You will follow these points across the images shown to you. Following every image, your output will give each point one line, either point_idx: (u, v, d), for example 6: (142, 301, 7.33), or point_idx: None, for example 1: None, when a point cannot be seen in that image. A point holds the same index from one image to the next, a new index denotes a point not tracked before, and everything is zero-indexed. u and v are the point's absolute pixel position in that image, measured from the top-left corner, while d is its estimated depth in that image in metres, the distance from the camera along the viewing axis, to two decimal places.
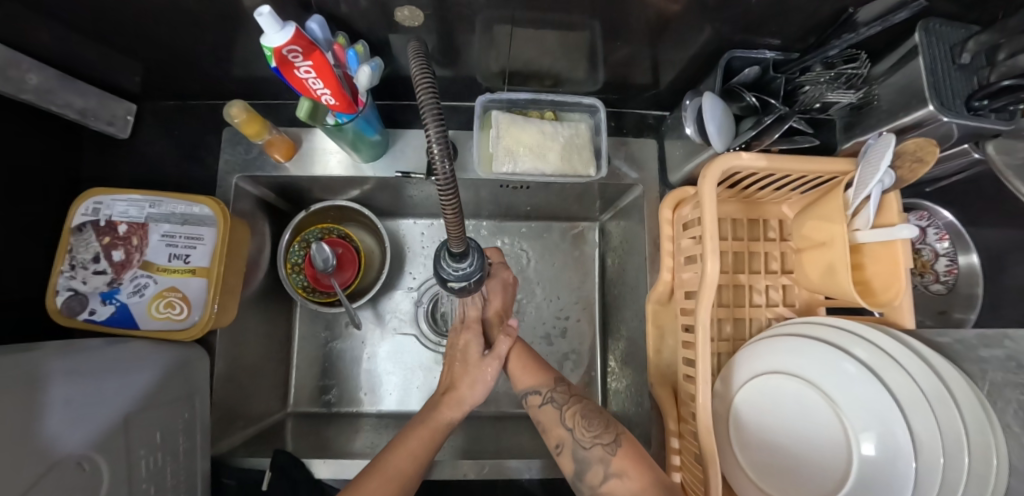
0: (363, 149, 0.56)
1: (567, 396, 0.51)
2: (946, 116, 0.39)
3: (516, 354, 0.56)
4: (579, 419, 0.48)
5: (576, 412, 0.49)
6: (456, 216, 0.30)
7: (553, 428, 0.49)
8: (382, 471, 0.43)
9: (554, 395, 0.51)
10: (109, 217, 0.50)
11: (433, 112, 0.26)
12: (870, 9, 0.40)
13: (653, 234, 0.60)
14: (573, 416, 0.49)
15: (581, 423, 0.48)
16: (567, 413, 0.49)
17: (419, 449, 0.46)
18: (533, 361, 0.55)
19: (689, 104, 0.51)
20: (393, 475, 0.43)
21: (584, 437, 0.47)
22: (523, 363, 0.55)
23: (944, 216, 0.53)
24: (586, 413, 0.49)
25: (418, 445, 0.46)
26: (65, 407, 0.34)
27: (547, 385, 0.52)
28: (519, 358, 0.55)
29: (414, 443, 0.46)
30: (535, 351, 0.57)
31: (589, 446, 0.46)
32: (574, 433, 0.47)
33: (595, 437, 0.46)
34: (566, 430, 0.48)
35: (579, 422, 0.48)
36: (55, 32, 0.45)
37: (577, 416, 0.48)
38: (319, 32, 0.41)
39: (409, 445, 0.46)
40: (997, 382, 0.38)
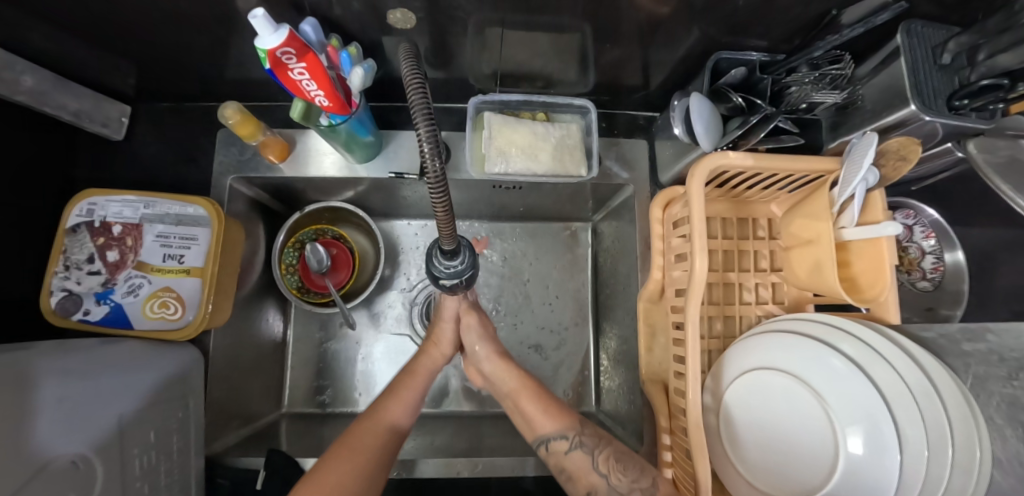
0: (356, 150, 0.57)
1: (596, 438, 0.47)
2: (928, 115, 0.39)
3: (501, 366, 0.54)
4: (613, 463, 0.44)
5: (609, 455, 0.45)
6: (446, 214, 0.30)
7: (583, 475, 0.44)
8: (377, 415, 0.48)
9: (582, 439, 0.46)
10: (103, 217, 0.51)
11: (422, 111, 0.25)
12: (853, 11, 0.41)
13: (644, 233, 0.61)
14: (607, 460, 0.44)
15: (617, 468, 0.44)
16: (599, 457, 0.45)
17: (410, 398, 0.51)
18: (549, 402, 0.50)
19: (676, 105, 0.52)
20: (387, 420, 0.48)
21: (620, 483, 0.43)
22: (542, 404, 0.50)
23: (929, 214, 0.54)
24: (620, 456, 0.45)
25: (409, 394, 0.52)
26: (59, 406, 0.35)
27: (573, 428, 0.47)
28: (529, 400, 0.51)
29: (374, 432, 0.46)
30: (548, 389, 0.53)
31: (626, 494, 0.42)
32: (609, 480, 0.43)
33: (633, 482, 0.43)
34: (600, 476, 0.44)
35: (614, 468, 0.44)
36: (50, 34, 0.45)
37: (611, 460, 0.44)
38: (312, 35, 0.41)
39: (363, 442, 0.45)
40: (980, 375, 0.39)
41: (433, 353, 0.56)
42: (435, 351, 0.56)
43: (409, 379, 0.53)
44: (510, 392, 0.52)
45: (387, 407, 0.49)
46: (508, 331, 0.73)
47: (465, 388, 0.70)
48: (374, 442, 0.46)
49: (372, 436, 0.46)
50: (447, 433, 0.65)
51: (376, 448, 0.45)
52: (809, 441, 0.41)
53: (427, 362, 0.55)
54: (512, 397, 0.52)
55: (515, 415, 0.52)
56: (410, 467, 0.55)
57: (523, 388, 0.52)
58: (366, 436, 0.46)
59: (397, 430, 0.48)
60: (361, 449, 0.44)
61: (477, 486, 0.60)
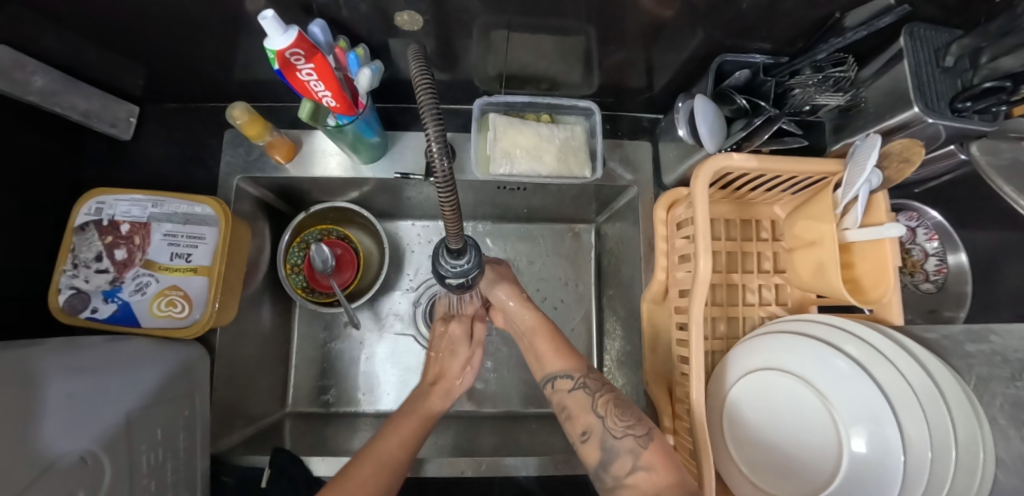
0: (363, 151, 0.57)
1: (601, 384, 0.47)
2: (931, 118, 0.40)
3: (520, 307, 0.54)
4: (611, 407, 0.44)
5: (609, 400, 0.45)
6: (454, 214, 0.30)
7: (581, 415, 0.45)
8: (375, 456, 0.42)
9: (585, 381, 0.47)
10: (112, 217, 0.51)
11: (433, 113, 0.25)
12: (855, 14, 0.42)
13: (647, 235, 0.61)
14: (606, 403, 0.44)
15: (615, 412, 0.43)
16: (599, 400, 0.45)
17: (409, 436, 0.46)
18: (561, 345, 0.51)
19: (681, 107, 0.53)
20: (386, 460, 0.42)
21: (615, 426, 0.42)
22: (556, 346, 0.51)
23: (933, 216, 0.54)
24: (620, 402, 0.44)
25: (408, 433, 0.46)
26: (66, 402, 0.35)
27: (580, 370, 0.48)
28: (545, 340, 0.52)
29: (367, 476, 0.40)
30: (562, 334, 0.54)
31: (620, 436, 0.41)
32: (605, 422, 0.43)
33: (627, 427, 0.42)
34: (596, 417, 0.44)
35: (610, 410, 0.43)
36: (60, 35, 0.46)
37: (610, 403, 0.44)
38: (320, 36, 0.42)
39: (359, 485, 0.39)
40: (983, 377, 0.39)
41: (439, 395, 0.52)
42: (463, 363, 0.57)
43: (412, 420, 0.48)
44: (527, 329, 0.54)
45: (388, 445, 0.44)
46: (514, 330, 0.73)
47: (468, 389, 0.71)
48: (372, 486, 0.40)
49: (372, 480, 0.40)
50: (449, 433, 0.65)
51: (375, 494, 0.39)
52: (813, 442, 0.41)
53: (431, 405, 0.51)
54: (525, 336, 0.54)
55: (527, 353, 0.54)
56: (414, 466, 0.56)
57: (542, 328, 0.53)
58: (363, 479, 0.40)
59: (399, 468, 0.43)
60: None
61: (479, 485, 0.61)
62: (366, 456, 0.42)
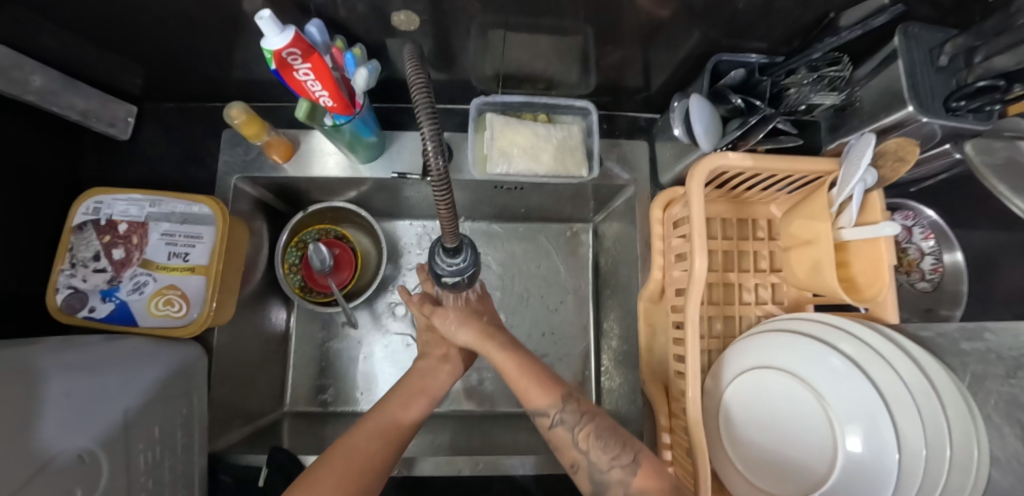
0: (360, 150, 0.57)
1: (579, 415, 0.44)
2: (925, 117, 0.40)
3: (480, 342, 0.52)
4: (593, 440, 0.42)
5: (590, 432, 0.43)
6: (449, 213, 0.30)
7: (566, 450, 0.43)
8: (379, 420, 0.45)
9: (563, 416, 0.44)
10: (109, 216, 0.51)
11: (428, 112, 0.25)
12: (849, 14, 0.42)
13: (644, 234, 0.61)
14: (587, 436, 0.42)
15: (597, 444, 0.42)
16: (580, 434, 0.43)
17: (417, 409, 0.49)
18: (536, 374, 0.47)
19: (676, 106, 0.52)
20: (388, 427, 0.45)
21: (600, 459, 0.41)
22: (528, 378, 0.47)
23: (928, 215, 0.54)
24: (601, 432, 0.42)
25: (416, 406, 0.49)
26: (65, 401, 0.35)
27: (555, 404, 0.45)
28: (518, 372, 0.48)
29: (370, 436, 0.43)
30: (532, 357, 0.50)
31: (606, 470, 0.40)
32: (590, 456, 0.41)
33: (613, 459, 0.40)
34: (580, 452, 0.42)
35: (594, 444, 0.42)
36: (59, 35, 0.46)
37: (591, 436, 0.42)
38: (317, 36, 0.42)
39: (361, 449, 0.41)
40: (978, 374, 0.40)
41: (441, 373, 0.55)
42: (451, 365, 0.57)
43: (414, 398, 0.50)
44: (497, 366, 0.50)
45: (391, 413, 0.47)
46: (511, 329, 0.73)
47: (466, 388, 0.71)
48: (374, 452, 0.42)
49: (372, 442, 0.42)
50: (446, 433, 0.65)
51: (375, 459, 0.41)
52: (809, 440, 0.41)
53: (432, 383, 0.53)
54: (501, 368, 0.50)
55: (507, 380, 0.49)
56: (409, 464, 0.56)
57: (509, 359, 0.49)
58: (366, 444, 0.42)
59: (400, 436, 0.45)
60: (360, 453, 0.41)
61: (477, 484, 0.61)
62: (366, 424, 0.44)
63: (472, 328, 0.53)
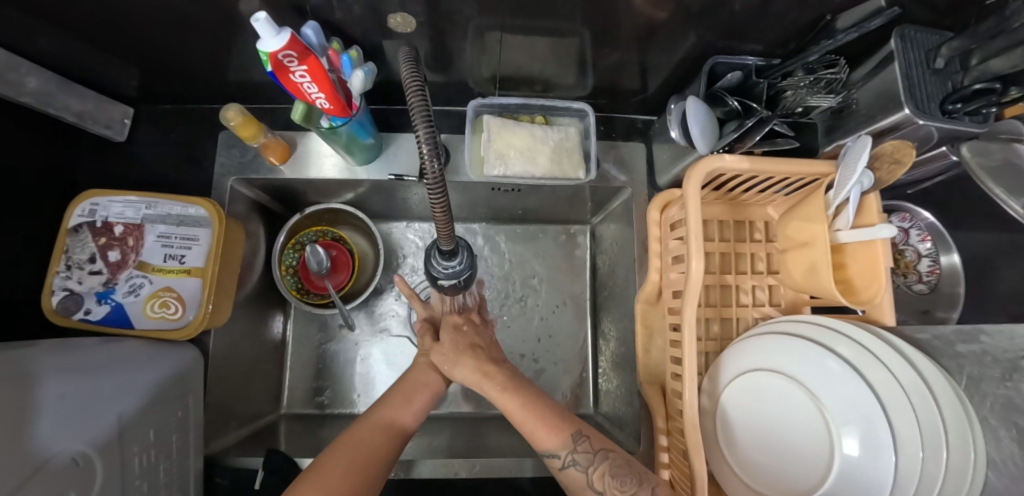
0: (356, 152, 0.57)
1: (591, 454, 0.42)
2: (921, 119, 0.40)
3: (479, 377, 0.51)
4: (610, 481, 0.40)
5: (605, 472, 0.41)
6: (445, 216, 0.30)
7: (579, 491, 0.41)
8: (382, 417, 0.45)
9: (575, 457, 0.42)
10: (105, 218, 0.51)
11: (422, 115, 0.25)
12: (846, 17, 0.42)
13: (641, 235, 0.61)
14: (603, 477, 0.40)
15: (614, 484, 0.40)
16: (594, 475, 0.41)
17: (420, 405, 0.49)
18: (543, 412, 0.45)
19: (673, 108, 0.53)
20: (392, 423, 0.45)
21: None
22: (535, 416, 0.45)
23: (925, 217, 0.53)
24: (616, 472, 0.40)
25: (420, 403, 0.50)
26: (61, 403, 0.35)
27: (566, 446, 0.42)
28: (521, 409, 0.46)
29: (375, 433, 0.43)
30: (537, 391, 0.48)
31: None
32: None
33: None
34: (596, 495, 0.40)
35: (610, 485, 0.40)
36: (55, 37, 0.46)
37: (607, 476, 0.40)
38: (314, 38, 0.42)
39: (366, 442, 0.42)
40: (974, 376, 0.39)
41: (436, 371, 0.55)
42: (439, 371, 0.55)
43: (415, 392, 0.50)
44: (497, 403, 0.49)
45: (393, 410, 0.46)
46: (504, 335, 0.73)
47: (464, 389, 0.71)
48: (379, 445, 0.42)
49: (377, 438, 0.43)
50: (443, 435, 0.65)
51: (380, 452, 0.42)
52: (806, 442, 0.40)
53: (430, 378, 0.53)
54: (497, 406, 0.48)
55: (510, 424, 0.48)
56: (407, 466, 0.56)
57: (511, 393, 0.47)
58: (371, 438, 0.42)
59: (404, 432, 0.45)
60: (370, 449, 0.41)
61: (474, 485, 0.61)
62: (371, 419, 0.45)
63: (471, 365, 0.52)
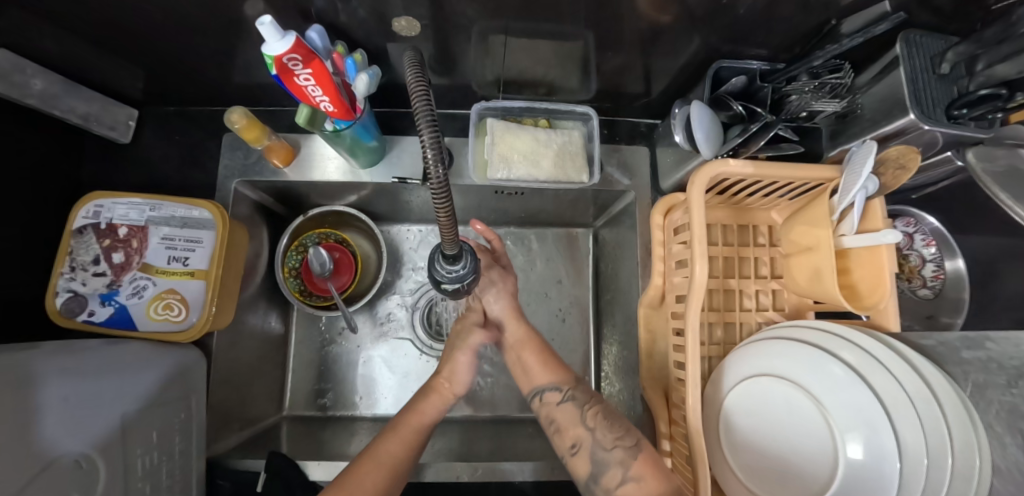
0: (361, 155, 0.57)
1: (588, 396, 0.48)
2: (926, 125, 0.40)
3: (513, 321, 0.55)
4: (600, 419, 0.45)
5: (598, 412, 0.46)
6: (449, 219, 0.30)
7: (569, 427, 0.45)
8: (375, 457, 0.44)
9: (573, 393, 0.48)
10: (109, 220, 0.51)
11: (427, 119, 0.25)
12: (852, 21, 0.42)
13: (644, 239, 0.61)
14: (595, 415, 0.45)
15: (603, 423, 0.44)
16: (588, 413, 0.45)
17: (410, 435, 0.47)
18: (548, 357, 0.52)
19: (677, 113, 0.52)
20: (386, 461, 0.44)
21: (604, 438, 0.43)
22: (544, 359, 0.52)
23: (929, 222, 0.54)
24: (607, 414, 0.45)
25: (410, 431, 0.48)
26: (64, 405, 0.35)
27: (567, 383, 0.49)
28: (531, 353, 0.53)
29: (369, 476, 0.42)
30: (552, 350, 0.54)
31: (609, 448, 0.42)
32: (595, 433, 0.44)
33: (616, 439, 0.43)
34: (585, 429, 0.44)
35: (600, 423, 0.44)
36: (60, 39, 0.46)
37: (598, 416, 0.45)
38: (318, 41, 0.42)
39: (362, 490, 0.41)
40: (979, 383, 0.39)
41: (443, 394, 0.52)
42: (445, 392, 0.53)
43: (413, 419, 0.49)
44: (516, 342, 0.54)
45: (387, 447, 0.45)
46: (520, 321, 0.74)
47: (466, 392, 0.70)
48: (376, 489, 0.42)
49: (373, 481, 0.42)
50: (447, 437, 0.65)
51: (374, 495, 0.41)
52: (810, 449, 0.40)
53: (434, 403, 0.51)
54: (515, 348, 0.54)
55: (514, 366, 0.54)
56: (417, 470, 0.55)
57: (528, 341, 0.54)
58: (365, 482, 0.42)
59: (399, 468, 0.44)
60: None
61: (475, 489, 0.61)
62: (368, 459, 0.44)
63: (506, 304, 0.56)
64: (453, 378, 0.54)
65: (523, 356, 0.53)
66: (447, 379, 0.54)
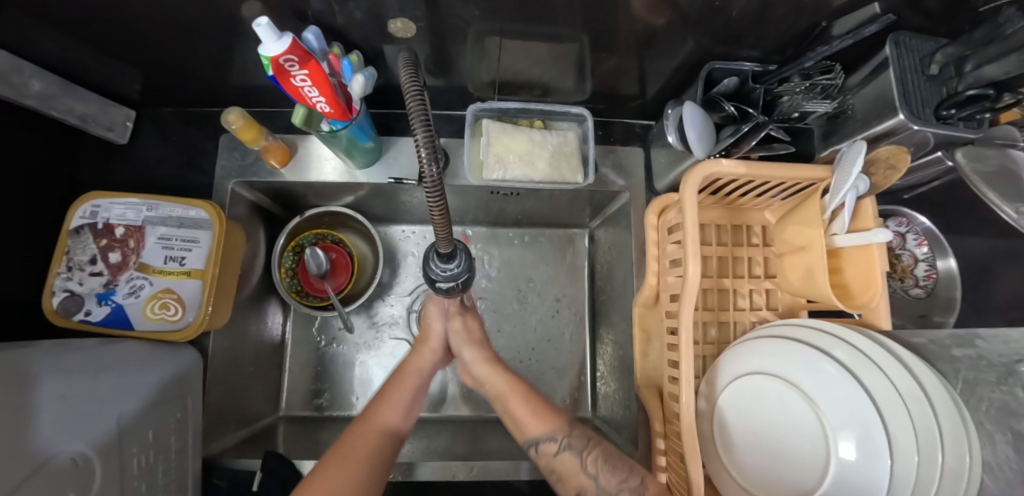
0: (357, 155, 0.58)
1: (585, 440, 0.47)
2: (916, 125, 0.40)
3: (489, 368, 0.56)
4: (602, 464, 0.44)
5: (597, 457, 0.45)
6: (443, 219, 0.30)
7: (572, 477, 0.44)
8: (368, 421, 0.47)
9: (570, 440, 0.47)
10: (106, 220, 0.51)
11: (421, 121, 0.26)
12: (842, 23, 0.43)
13: (639, 239, 0.62)
14: (595, 460, 0.45)
15: (606, 469, 0.44)
16: (588, 458, 0.45)
17: (400, 401, 0.51)
18: (538, 405, 0.51)
19: (671, 113, 0.53)
20: (379, 424, 0.47)
21: (609, 483, 0.42)
22: (532, 405, 0.51)
23: (921, 221, 0.53)
24: (608, 458, 0.45)
25: (400, 397, 0.51)
26: (60, 403, 0.35)
27: (562, 430, 0.48)
28: (520, 403, 0.51)
29: (364, 437, 0.45)
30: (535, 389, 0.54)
31: (615, 493, 0.42)
32: (598, 480, 0.43)
33: (621, 482, 0.42)
34: (588, 477, 0.44)
35: (603, 468, 0.44)
36: (59, 40, 0.46)
37: (599, 461, 0.45)
38: (314, 43, 0.42)
39: (357, 448, 0.43)
40: (969, 380, 0.39)
41: (425, 351, 0.57)
42: (425, 350, 0.58)
43: (401, 379, 0.54)
44: (499, 394, 0.54)
45: (380, 411, 0.49)
46: (515, 322, 0.74)
47: (462, 392, 0.70)
48: (370, 449, 0.44)
49: (367, 440, 0.44)
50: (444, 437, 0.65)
51: (368, 450, 0.44)
52: (802, 447, 0.40)
53: (417, 362, 0.57)
54: (501, 399, 0.53)
55: (505, 418, 0.53)
56: (408, 469, 0.55)
57: (512, 390, 0.53)
58: (361, 439, 0.44)
59: (391, 430, 0.47)
60: (355, 452, 0.43)
61: (469, 489, 0.61)
62: (362, 422, 0.47)
63: (480, 358, 0.57)
64: (427, 332, 0.58)
65: (514, 407, 0.51)
66: (422, 338, 0.59)
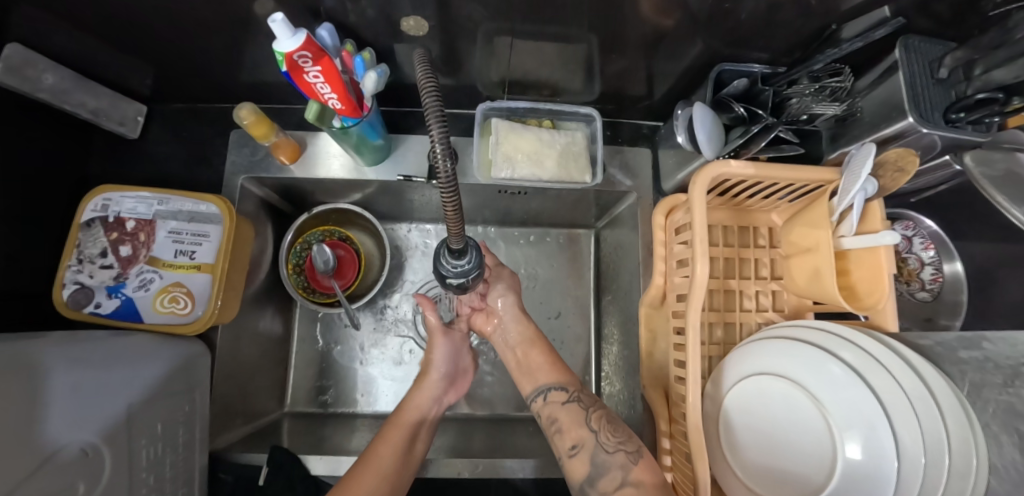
0: (366, 153, 0.58)
1: (593, 400, 0.49)
2: (925, 128, 0.40)
3: (521, 320, 0.57)
4: (604, 422, 0.46)
5: (601, 416, 0.47)
6: (455, 216, 0.31)
7: (572, 429, 0.46)
8: (371, 459, 0.46)
9: (580, 396, 0.49)
10: (117, 214, 0.52)
11: (437, 114, 0.26)
12: (851, 26, 0.43)
13: (646, 240, 0.62)
14: (599, 418, 0.46)
15: (607, 428, 0.45)
16: (592, 415, 0.47)
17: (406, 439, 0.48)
18: (557, 358, 0.54)
19: (679, 114, 0.53)
20: (382, 463, 0.45)
21: (607, 441, 0.44)
22: (540, 352, 0.54)
23: (927, 225, 0.54)
24: (611, 419, 0.46)
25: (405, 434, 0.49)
26: (72, 395, 0.36)
27: (574, 385, 0.51)
28: (541, 352, 0.55)
29: (366, 478, 0.44)
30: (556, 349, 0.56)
31: (611, 451, 0.43)
32: (598, 435, 0.45)
33: (619, 443, 0.44)
34: (589, 431, 0.45)
35: (604, 426, 0.45)
36: (74, 35, 0.47)
37: (603, 419, 0.46)
38: (328, 39, 0.43)
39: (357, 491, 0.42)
40: (976, 383, 0.39)
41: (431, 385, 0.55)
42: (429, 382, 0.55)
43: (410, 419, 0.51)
44: (514, 342, 0.56)
45: (382, 448, 0.47)
46: None
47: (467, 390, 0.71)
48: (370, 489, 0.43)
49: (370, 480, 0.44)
50: (446, 434, 0.65)
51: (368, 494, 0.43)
52: (809, 448, 0.40)
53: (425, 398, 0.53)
54: (518, 349, 0.56)
55: (514, 363, 0.56)
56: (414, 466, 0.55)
57: (530, 338, 0.56)
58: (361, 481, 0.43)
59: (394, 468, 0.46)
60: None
61: (474, 486, 0.61)
62: (367, 460, 0.46)
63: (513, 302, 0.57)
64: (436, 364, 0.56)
65: (529, 356, 0.55)
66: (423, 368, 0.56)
